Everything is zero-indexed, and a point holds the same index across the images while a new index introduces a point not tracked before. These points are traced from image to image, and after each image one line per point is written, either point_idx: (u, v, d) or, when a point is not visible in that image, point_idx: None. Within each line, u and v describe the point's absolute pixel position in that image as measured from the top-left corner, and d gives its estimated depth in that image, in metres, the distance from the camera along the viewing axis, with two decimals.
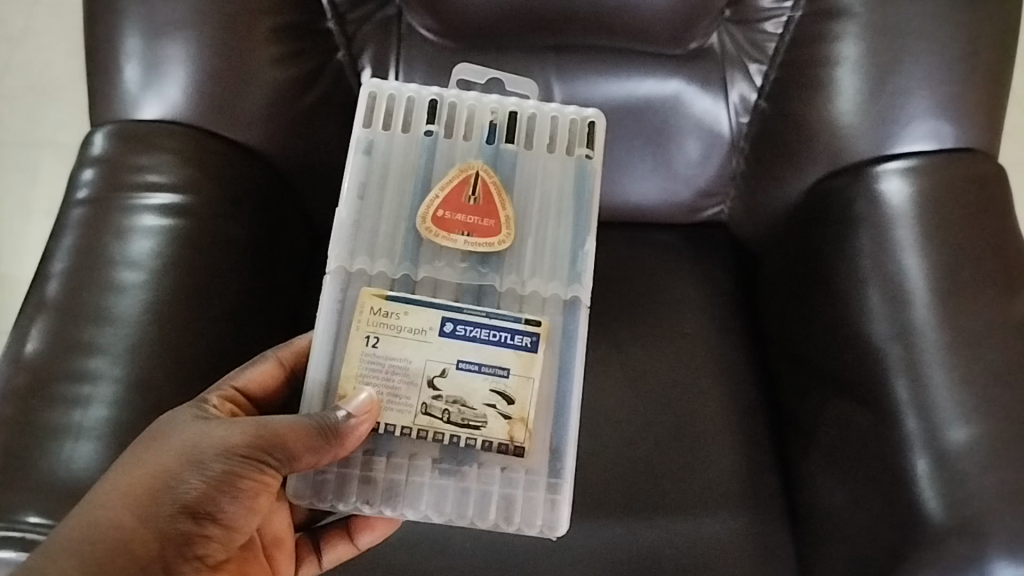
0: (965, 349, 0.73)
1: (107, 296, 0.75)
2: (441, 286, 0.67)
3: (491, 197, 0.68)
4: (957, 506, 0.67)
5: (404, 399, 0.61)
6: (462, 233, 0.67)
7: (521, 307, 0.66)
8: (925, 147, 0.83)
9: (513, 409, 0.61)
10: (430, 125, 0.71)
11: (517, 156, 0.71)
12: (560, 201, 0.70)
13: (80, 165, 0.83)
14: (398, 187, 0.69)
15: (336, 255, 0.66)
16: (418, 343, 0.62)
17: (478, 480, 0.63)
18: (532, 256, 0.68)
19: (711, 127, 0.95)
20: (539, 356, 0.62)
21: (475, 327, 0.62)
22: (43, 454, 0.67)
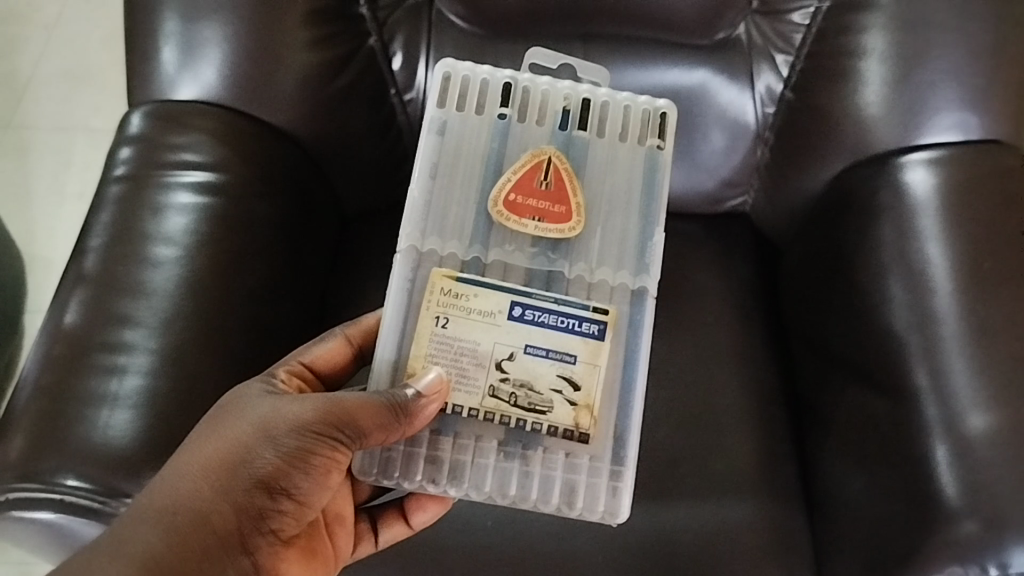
0: (985, 339, 0.74)
1: (143, 271, 0.76)
2: (510, 270, 0.68)
3: (560, 184, 0.69)
4: (974, 492, 0.68)
5: (472, 380, 0.62)
6: (533, 219, 0.68)
7: (589, 294, 0.68)
8: (950, 138, 0.84)
9: (579, 396, 0.63)
10: (504, 109, 0.71)
11: (589, 143, 0.72)
12: (630, 192, 0.71)
13: (118, 143, 0.85)
14: (469, 170, 0.70)
15: (408, 235, 0.67)
16: (487, 326, 0.63)
17: (541, 464, 0.65)
18: (599, 244, 0.70)
19: (736, 117, 0.95)
20: (606, 345, 0.64)
21: (543, 312, 0.63)
22: (79, 420, 0.69)
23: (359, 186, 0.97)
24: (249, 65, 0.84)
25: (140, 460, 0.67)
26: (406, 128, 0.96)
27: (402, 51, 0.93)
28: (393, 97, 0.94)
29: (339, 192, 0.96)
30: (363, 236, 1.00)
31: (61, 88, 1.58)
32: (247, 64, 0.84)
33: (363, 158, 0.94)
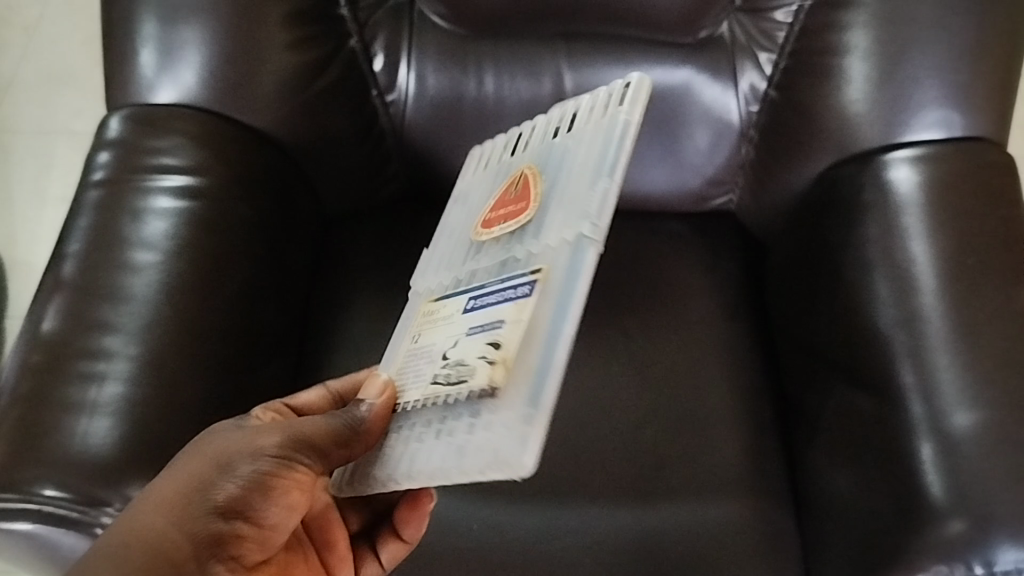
0: (970, 337, 0.73)
1: (123, 277, 0.76)
2: (480, 272, 0.66)
3: (523, 186, 0.68)
4: (962, 490, 0.67)
5: (421, 376, 0.60)
6: (501, 225, 0.67)
7: (534, 263, 0.60)
8: (934, 136, 0.83)
9: (495, 352, 0.55)
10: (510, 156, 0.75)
11: (563, 143, 0.68)
12: (588, 155, 0.64)
13: (96, 147, 0.84)
14: (475, 212, 0.74)
15: (421, 280, 0.73)
16: (446, 326, 0.61)
17: (463, 430, 0.55)
18: (552, 212, 0.63)
19: (720, 116, 0.95)
20: (533, 299, 0.56)
21: (488, 295, 0.60)
22: (58, 428, 0.68)
23: (340, 188, 0.96)
24: (229, 67, 0.84)
25: (120, 469, 0.66)
26: (388, 129, 0.96)
27: (384, 52, 0.92)
28: (375, 98, 0.94)
29: (322, 194, 0.96)
30: (346, 238, 0.99)
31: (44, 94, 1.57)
32: (228, 68, 0.84)
33: (345, 160, 0.94)
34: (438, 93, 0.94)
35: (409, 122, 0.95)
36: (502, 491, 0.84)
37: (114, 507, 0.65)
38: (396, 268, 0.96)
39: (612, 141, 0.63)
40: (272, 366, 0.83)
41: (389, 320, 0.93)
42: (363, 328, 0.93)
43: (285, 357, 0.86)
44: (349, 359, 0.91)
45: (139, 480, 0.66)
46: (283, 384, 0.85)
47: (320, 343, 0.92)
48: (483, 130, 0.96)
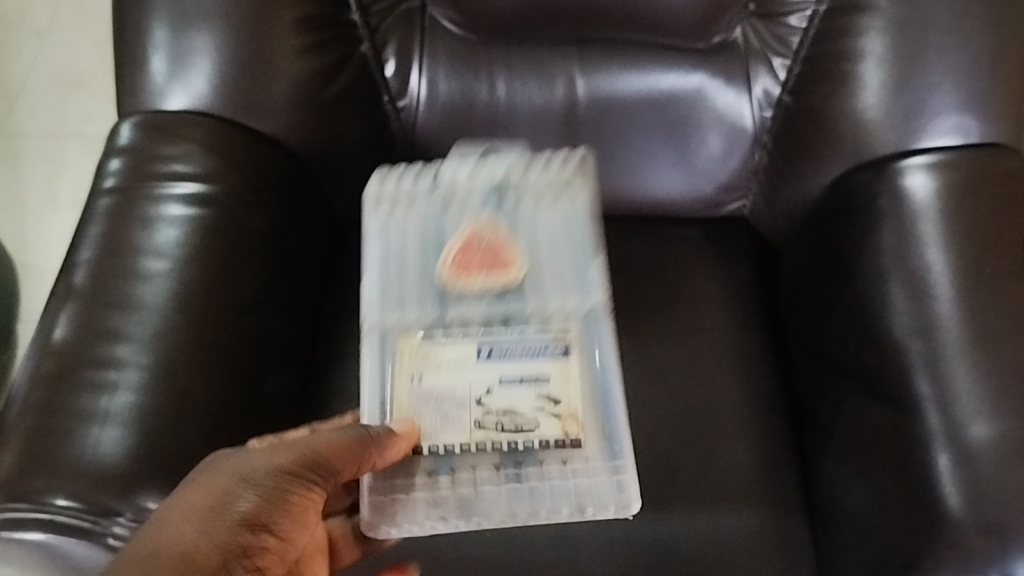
0: (986, 346, 0.73)
1: (134, 285, 0.75)
2: (467, 320, 0.75)
3: (496, 248, 0.78)
4: (978, 502, 0.66)
5: (456, 421, 0.70)
6: (481, 278, 0.77)
7: (548, 321, 0.76)
8: (949, 142, 0.83)
9: (558, 403, 0.71)
10: (443, 196, 0.83)
11: (522, 209, 0.82)
12: (558, 237, 0.81)
13: (107, 155, 0.84)
14: (417, 255, 0.80)
15: (370, 318, 0.77)
16: (458, 371, 0.71)
17: (538, 477, 0.71)
18: (541, 279, 0.79)
19: (733, 121, 0.94)
20: (571, 362, 0.72)
21: (507, 348, 0.72)
22: (69, 439, 0.67)
23: (351, 193, 0.96)
24: (240, 73, 0.83)
25: (131, 479, 0.66)
26: (399, 135, 0.95)
27: (395, 57, 0.92)
28: (386, 104, 0.94)
29: (333, 200, 0.96)
30: (357, 244, 0.99)
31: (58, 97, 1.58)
32: (240, 75, 0.83)
33: (356, 166, 0.93)
34: (450, 99, 0.94)
35: (421, 127, 0.96)
36: None
37: (125, 516, 0.65)
38: None
39: (575, 228, 0.82)
40: (283, 374, 0.83)
41: None
42: None
43: (296, 365, 0.86)
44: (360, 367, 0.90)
45: (150, 489, 0.66)
46: (294, 391, 0.85)
47: (330, 349, 0.92)
48: (495, 136, 0.96)
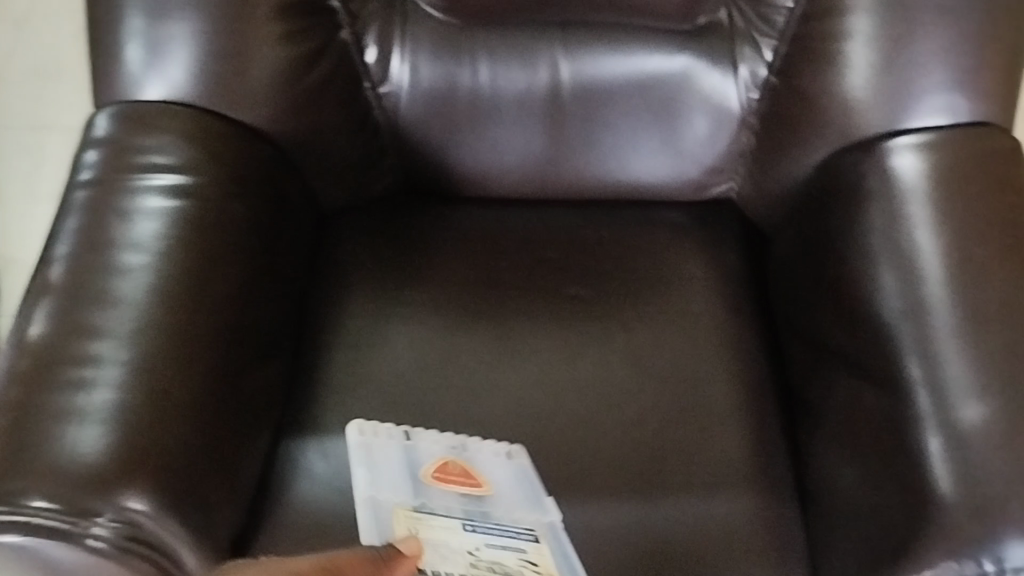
0: (976, 327, 0.72)
1: (112, 280, 0.74)
2: (444, 505, 0.75)
3: (464, 472, 0.78)
4: (969, 484, 0.66)
5: (449, 564, 0.71)
6: (459, 492, 0.76)
7: (516, 512, 0.76)
8: (940, 121, 0.82)
9: (535, 557, 0.73)
10: (409, 434, 0.83)
11: (484, 450, 0.82)
12: (513, 488, 0.79)
13: (83, 146, 0.83)
14: (388, 472, 0.78)
15: (363, 494, 0.77)
16: (450, 530, 0.73)
17: None
18: (507, 500, 0.76)
19: (719, 103, 0.93)
20: (544, 544, 0.74)
21: (493, 527, 0.73)
22: (47, 438, 0.66)
23: (334, 181, 0.95)
24: (219, 62, 0.82)
25: (111, 478, 0.65)
26: (383, 122, 0.94)
27: (376, 43, 0.91)
28: (368, 91, 0.93)
29: (315, 189, 0.94)
30: (341, 232, 0.98)
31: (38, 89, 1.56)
32: (219, 64, 0.82)
33: (338, 154, 0.92)
34: (432, 84, 0.93)
35: (403, 114, 0.94)
36: None
37: (104, 517, 0.64)
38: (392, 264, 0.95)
39: (523, 475, 0.82)
40: (266, 367, 0.81)
41: (386, 317, 0.92)
42: (358, 326, 0.91)
43: (280, 357, 0.85)
44: (346, 358, 0.89)
45: (129, 489, 0.65)
46: (277, 385, 0.84)
47: (314, 341, 0.91)
48: (480, 122, 0.95)
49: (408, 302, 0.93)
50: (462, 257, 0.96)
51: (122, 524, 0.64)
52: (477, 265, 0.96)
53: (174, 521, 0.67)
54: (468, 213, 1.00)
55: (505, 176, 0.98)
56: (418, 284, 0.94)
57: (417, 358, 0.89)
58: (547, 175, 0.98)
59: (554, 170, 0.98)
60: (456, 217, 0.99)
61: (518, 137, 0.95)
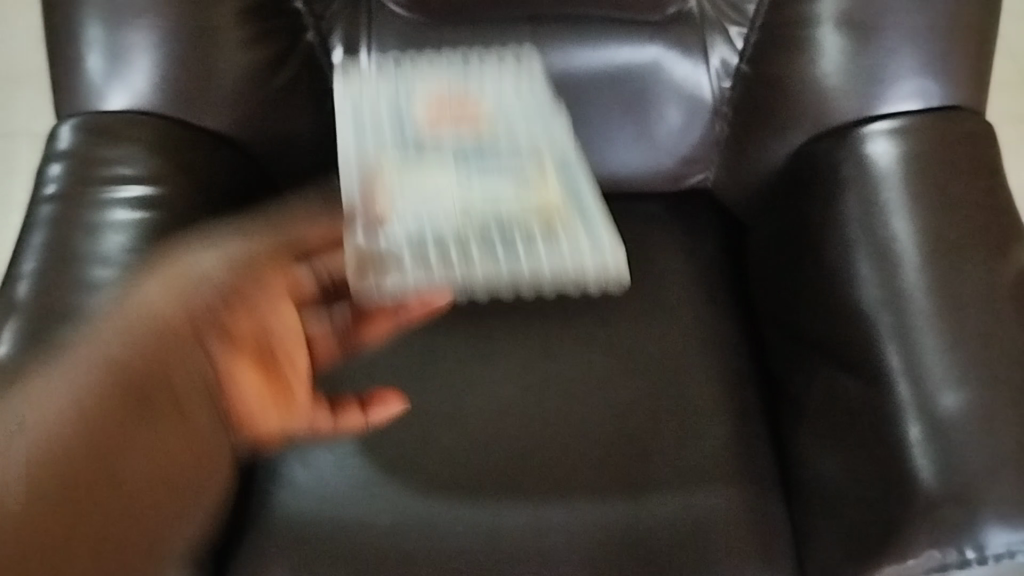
0: (954, 313, 0.72)
1: (81, 295, 0.72)
2: (436, 216, 0.81)
3: (457, 107, 0.89)
4: (951, 472, 0.65)
5: (439, 216, 0.81)
6: (448, 128, 0.88)
7: (533, 161, 0.86)
8: (913, 106, 0.82)
9: (539, 198, 0.83)
10: (418, 73, 0.90)
11: (484, 72, 0.91)
12: (530, 123, 0.89)
13: (47, 160, 0.81)
14: (397, 177, 0.84)
15: (348, 195, 0.82)
16: (443, 194, 0.83)
17: (541, 247, 0.80)
18: (503, 164, 0.85)
19: (691, 93, 0.92)
20: (558, 139, 0.89)
21: (501, 177, 0.84)
22: None
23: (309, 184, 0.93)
24: (184, 68, 0.81)
25: None
26: None
27: (342, 43, 0.91)
28: None
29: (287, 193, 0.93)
30: None
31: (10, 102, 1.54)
32: (183, 70, 0.81)
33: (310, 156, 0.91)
34: None
35: None
36: (486, 490, 0.82)
37: None
38: None
39: (523, 86, 0.91)
40: None
41: None
42: None
43: None
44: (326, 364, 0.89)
45: None
46: None
47: None
48: None
49: None
50: None
51: None
52: None
53: None
54: None
55: None
56: None
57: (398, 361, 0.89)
58: None
59: None
60: None
61: None
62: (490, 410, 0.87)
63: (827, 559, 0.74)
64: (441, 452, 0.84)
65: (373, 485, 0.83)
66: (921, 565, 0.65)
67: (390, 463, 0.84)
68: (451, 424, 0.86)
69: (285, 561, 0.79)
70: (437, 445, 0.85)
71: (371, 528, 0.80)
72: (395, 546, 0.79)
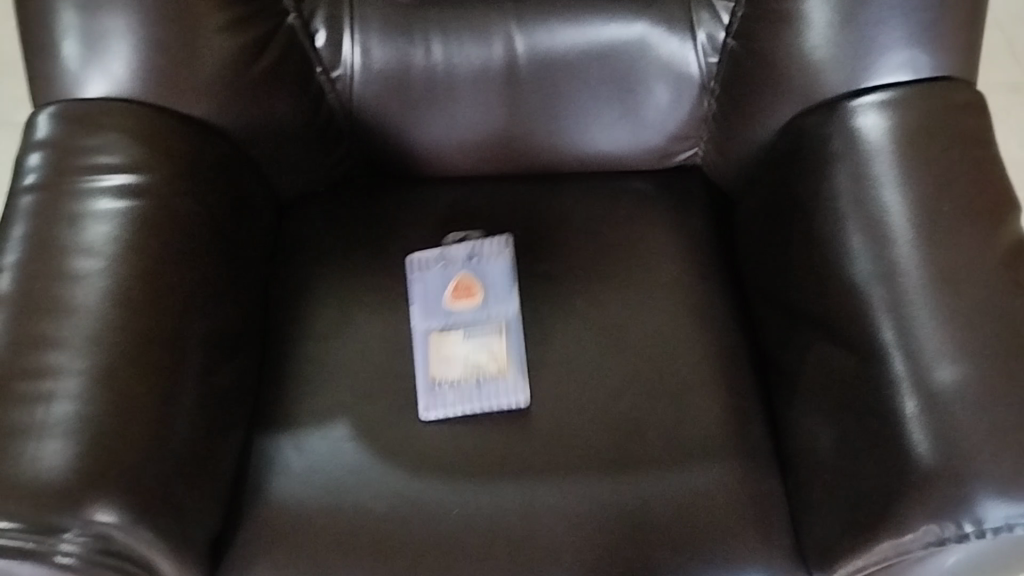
0: (947, 287, 0.71)
1: (65, 286, 0.72)
2: (443, 348, 0.87)
3: (465, 289, 0.89)
4: (946, 446, 0.65)
5: (447, 367, 0.86)
6: (468, 310, 0.88)
7: (492, 332, 0.87)
8: (903, 77, 0.81)
9: (492, 365, 0.86)
10: (464, 257, 0.91)
11: (486, 275, 0.90)
12: (499, 302, 0.89)
13: (25, 150, 0.80)
14: (424, 291, 0.90)
15: (419, 257, 0.92)
16: (453, 342, 0.87)
17: (484, 358, 0.86)
18: (495, 312, 0.89)
19: (678, 69, 0.91)
20: (506, 353, 0.86)
21: (477, 329, 0.87)
22: (9, 456, 0.64)
23: (291, 170, 0.93)
24: (163, 54, 0.79)
25: (76, 493, 0.63)
26: (338, 107, 0.92)
27: (325, 26, 0.89)
28: (319, 75, 0.90)
29: (272, 178, 0.93)
30: (304, 222, 0.97)
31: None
32: (162, 56, 0.79)
33: (295, 144, 0.91)
34: (386, 65, 0.90)
35: (358, 98, 0.92)
36: (481, 472, 0.82)
37: (70, 533, 0.62)
38: (358, 253, 0.94)
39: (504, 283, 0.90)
40: (232, 365, 0.81)
41: (355, 304, 0.91)
42: (328, 318, 0.90)
43: (246, 354, 0.84)
44: (317, 350, 0.88)
45: (97, 501, 0.64)
46: (247, 380, 0.83)
47: (284, 332, 0.90)
48: (437, 101, 0.92)
49: (374, 289, 0.92)
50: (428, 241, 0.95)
51: (91, 538, 0.63)
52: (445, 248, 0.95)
53: (146, 530, 0.66)
54: (432, 192, 0.98)
55: (466, 154, 0.96)
56: (385, 270, 0.93)
57: (388, 346, 0.88)
58: (508, 150, 0.96)
59: (515, 145, 0.96)
60: (419, 197, 0.97)
61: (477, 114, 0.93)
62: None
63: (825, 533, 0.74)
64: (435, 435, 0.84)
65: (369, 469, 0.82)
66: (918, 541, 0.65)
67: (383, 447, 0.83)
68: (445, 406, 0.85)
69: (281, 547, 0.78)
70: (430, 427, 0.84)
71: (367, 512, 0.80)
72: (391, 530, 0.79)
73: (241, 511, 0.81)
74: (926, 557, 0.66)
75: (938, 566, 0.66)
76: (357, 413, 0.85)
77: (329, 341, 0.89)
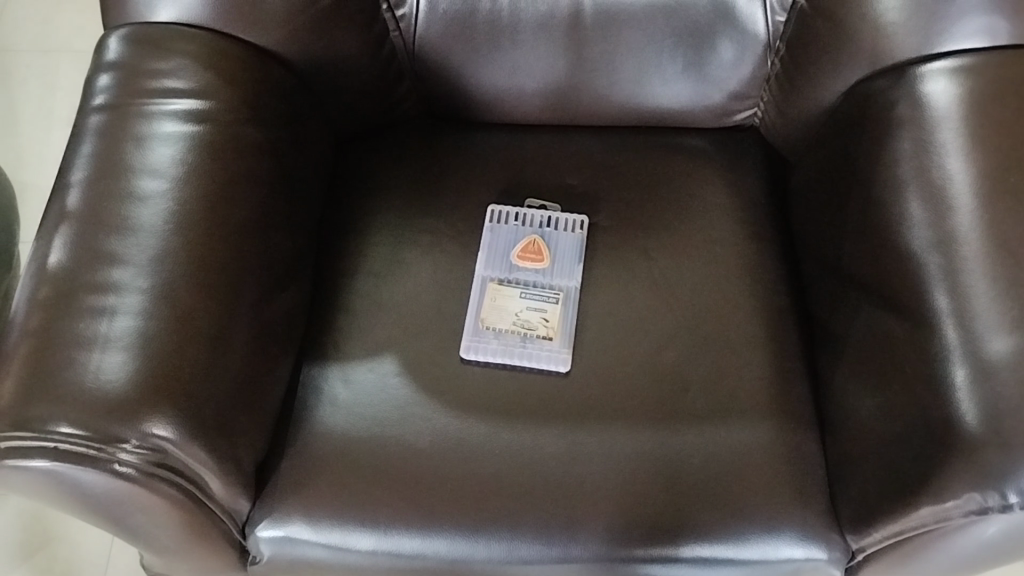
0: (1009, 257, 0.70)
1: (130, 205, 0.73)
2: (499, 303, 0.89)
3: (534, 252, 0.91)
4: (995, 417, 0.65)
5: (499, 320, 0.88)
6: (532, 272, 0.91)
7: (550, 299, 0.89)
8: (977, 43, 0.79)
9: (541, 329, 0.87)
10: (535, 218, 0.93)
11: (556, 241, 0.92)
12: (562, 268, 0.91)
13: (95, 70, 0.81)
14: (495, 248, 0.92)
15: (495, 214, 0.93)
16: (509, 300, 0.89)
17: (535, 319, 0.88)
18: (554, 277, 0.90)
19: (746, 27, 0.89)
20: (559, 318, 0.88)
21: (534, 292, 0.90)
22: (70, 365, 0.66)
23: (349, 105, 0.94)
24: None
25: (137, 406, 0.66)
26: (400, 45, 0.92)
27: None
28: (385, 13, 0.89)
29: (330, 111, 0.94)
30: (359, 160, 0.98)
31: (52, 19, 1.57)
32: None
33: (356, 80, 0.91)
34: (451, 7, 0.89)
35: (420, 37, 0.91)
36: (522, 417, 0.83)
37: (131, 443, 0.65)
38: (410, 192, 0.95)
39: (573, 253, 0.91)
40: (283, 294, 0.82)
41: (406, 244, 0.92)
42: (379, 256, 0.91)
43: (298, 284, 0.86)
44: (366, 286, 0.90)
45: (155, 415, 0.66)
46: (298, 311, 0.85)
47: (336, 268, 0.92)
48: (499, 46, 0.91)
49: (426, 230, 0.93)
50: (480, 185, 0.95)
51: (150, 451, 0.65)
52: (498, 194, 0.95)
53: (199, 446, 0.68)
54: (486, 138, 0.98)
55: (523, 100, 0.96)
56: (437, 212, 0.94)
57: (435, 287, 0.89)
58: (565, 98, 0.96)
59: (572, 93, 0.95)
60: (474, 143, 0.98)
61: (537, 60, 0.92)
62: (527, 339, 0.87)
63: (862, 497, 0.75)
64: (479, 376, 0.85)
65: (413, 405, 0.83)
66: (959, 508, 0.65)
67: (427, 385, 0.85)
68: (489, 350, 0.86)
69: (322, 475, 0.80)
70: (473, 369, 0.85)
71: (408, 447, 0.81)
72: (431, 465, 0.80)
73: (285, 438, 0.83)
74: (966, 526, 0.66)
75: (977, 535, 0.66)
76: (403, 349, 0.86)
77: (380, 279, 0.90)
